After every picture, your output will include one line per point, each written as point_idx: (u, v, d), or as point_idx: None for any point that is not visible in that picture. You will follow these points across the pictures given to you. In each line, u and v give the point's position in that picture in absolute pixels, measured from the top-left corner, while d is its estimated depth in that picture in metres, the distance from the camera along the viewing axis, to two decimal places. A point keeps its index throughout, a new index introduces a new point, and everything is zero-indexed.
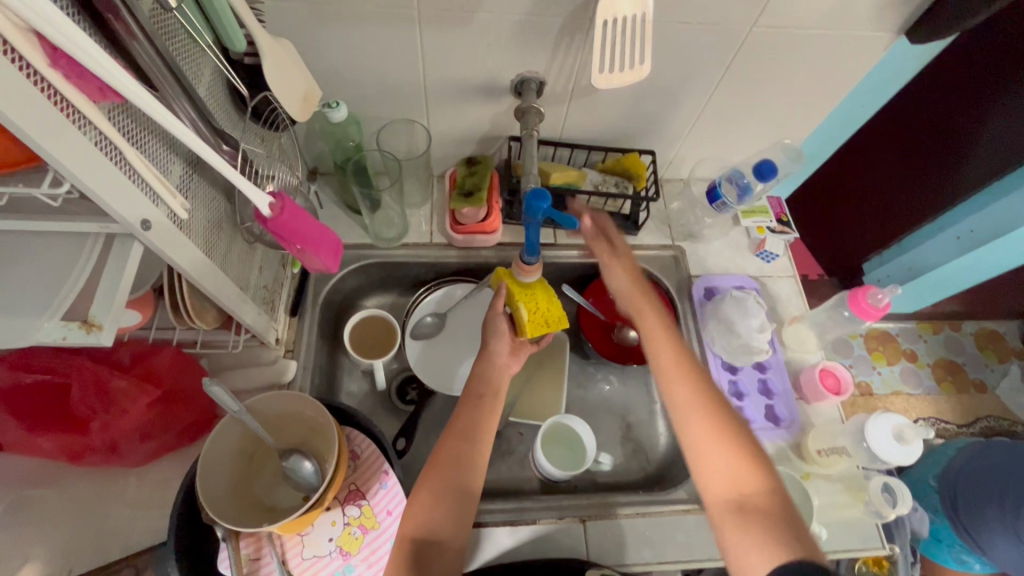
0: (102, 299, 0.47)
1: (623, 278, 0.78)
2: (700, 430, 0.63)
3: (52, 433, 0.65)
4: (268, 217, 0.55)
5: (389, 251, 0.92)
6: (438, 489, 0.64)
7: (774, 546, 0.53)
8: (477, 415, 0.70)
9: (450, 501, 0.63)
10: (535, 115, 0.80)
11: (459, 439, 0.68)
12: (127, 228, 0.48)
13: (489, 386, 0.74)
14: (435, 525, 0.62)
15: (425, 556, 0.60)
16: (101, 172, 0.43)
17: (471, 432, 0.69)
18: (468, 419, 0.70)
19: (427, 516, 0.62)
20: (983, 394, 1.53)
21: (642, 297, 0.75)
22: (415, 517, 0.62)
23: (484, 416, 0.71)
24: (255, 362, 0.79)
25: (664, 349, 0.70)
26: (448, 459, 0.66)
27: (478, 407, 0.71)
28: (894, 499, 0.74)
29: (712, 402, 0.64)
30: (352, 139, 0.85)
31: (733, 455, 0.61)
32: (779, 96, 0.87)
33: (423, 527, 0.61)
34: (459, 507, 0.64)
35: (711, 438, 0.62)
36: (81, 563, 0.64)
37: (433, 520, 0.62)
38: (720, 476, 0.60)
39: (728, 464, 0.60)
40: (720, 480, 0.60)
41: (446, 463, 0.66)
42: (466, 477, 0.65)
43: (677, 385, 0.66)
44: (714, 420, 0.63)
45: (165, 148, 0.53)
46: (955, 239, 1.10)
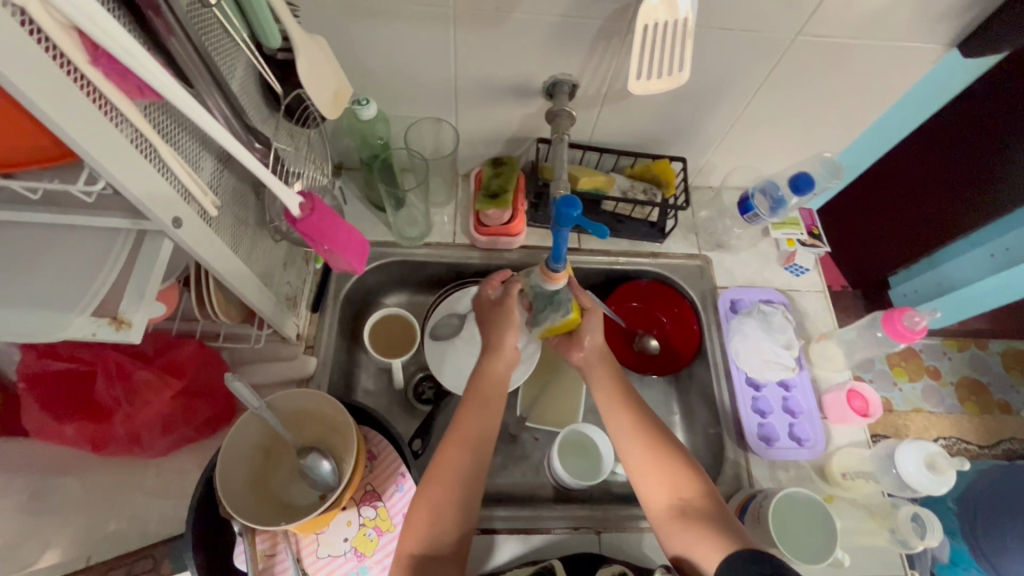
0: (132, 295, 0.48)
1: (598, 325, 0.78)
2: (636, 450, 0.68)
3: (75, 421, 0.65)
4: (298, 218, 0.55)
5: (411, 251, 0.91)
6: (439, 502, 0.62)
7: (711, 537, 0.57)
8: (485, 421, 0.69)
9: (451, 515, 0.62)
10: (567, 119, 0.78)
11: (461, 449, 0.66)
12: (158, 224, 0.48)
13: (494, 391, 0.72)
14: (439, 540, 0.61)
15: (430, 569, 0.59)
16: (134, 168, 0.43)
17: (476, 439, 0.67)
18: (468, 423, 0.68)
19: (430, 527, 0.61)
20: (1008, 416, 1.49)
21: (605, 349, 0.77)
22: (417, 530, 0.61)
23: (487, 424, 0.69)
24: (276, 357, 0.79)
25: (600, 376, 0.75)
26: (452, 468, 0.64)
27: (484, 413, 0.70)
28: (922, 530, 0.72)
29: (638, 418, 0.70)
30: (379, 137, 0.84)
31: (668, 464, 0.65)
32: (819, 106, 0.84)
33: (427, 542, 0.61)
34: (460, 518, 0.63)
35: (642, 452, 0.67)
36: (101, 550, 0.65)
37: (436, 535, 0.61)
38: (657, 486, 0.65)
39: (666, 474, 0.65)
40: (660, 489, 0.64)
41: (449, 474, 0.64)
42: (472, 487, 0.64)
43: (615, 414, 0.72)
44: (644, 437, 0.68)
45: (196, 143, 0.53)
46: (988, 256, 1.16)
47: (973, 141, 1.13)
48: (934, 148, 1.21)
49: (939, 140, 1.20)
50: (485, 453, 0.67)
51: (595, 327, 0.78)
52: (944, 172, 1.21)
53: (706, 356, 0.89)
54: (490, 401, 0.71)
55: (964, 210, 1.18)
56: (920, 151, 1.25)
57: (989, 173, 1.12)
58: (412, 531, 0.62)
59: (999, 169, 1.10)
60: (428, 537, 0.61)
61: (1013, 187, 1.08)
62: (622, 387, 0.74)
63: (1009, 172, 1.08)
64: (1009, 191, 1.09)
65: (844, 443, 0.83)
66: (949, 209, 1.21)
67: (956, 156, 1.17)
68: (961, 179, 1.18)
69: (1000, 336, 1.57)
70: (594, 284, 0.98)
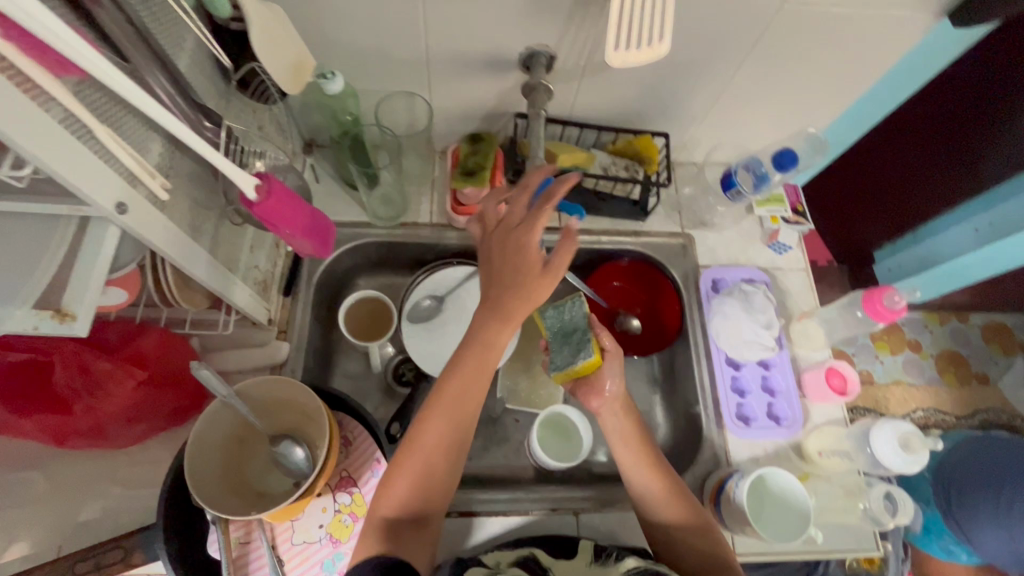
0: (76, 287, 0.45)
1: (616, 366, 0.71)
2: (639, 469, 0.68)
3: (33, 415, 0.63)
4: (255, 202, 0.52)
5: (387, 231, 0.89)
6: (424, 473, 0.60)
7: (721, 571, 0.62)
8: (470, 390, 0.62)
9: (427, 488, 0.60)
10: (545, 93, 0.75)
11: (444, 417, 0.61)
12: (101, 211, 0.45)
13: (491, 357, 0.63)
14: (412, 504, 0.59)
15: (401, 533, 0.58)
16: (68, 152, 0.40)
17: (457, 406, 0.62)
18: (457, 388, 0.62)
19: (413, 497, 0.59)
20: (985, 387, 1.52)
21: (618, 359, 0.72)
22: (398, 499, 0.59)
23: (471, 392, 0.62)
24: (247, 343, 0.77)
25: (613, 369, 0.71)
26: (440, 443, 0.61)
27: (470, 380, 0.62)
28: (894, 508, 0.75)
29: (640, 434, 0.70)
30: (348, 112, 0.81)
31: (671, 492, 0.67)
32: (804, 78, 0.81)
33: (407, 510, 0.59)
34: (433, 482, 0.60)
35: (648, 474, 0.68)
36: (72, 542, 0.64)
37: (411, 500, 0.59)
38: (665, 509, 0.67)
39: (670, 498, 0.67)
40: (667, 513, 0.67)
41: (432, 445, 0.60)
42: (454, 458, 0.62)
43: (625, 447, 0.69)
44: (648, 460, 0.69)
45: (144, 126, 0.50)
46: (973, 230, 1.17)
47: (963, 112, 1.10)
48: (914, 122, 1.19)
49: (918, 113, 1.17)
50: (468, 424, 0.62)
51: (616, 371, 0.71)
52: (931, 144, 1.18)
53: (688, 337, 0.88)
54: (485, 366, 0.63)
55: (956, 179, 1.18)
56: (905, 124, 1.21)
57: (980, 142, 1.11)
58: (389, 500, 0.59)
59: (992, 138, 1.09)
60: (408, 506, 0.59)
61: (1006, 156, 1.08)
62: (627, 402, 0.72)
63: (1002, 141, 1.08)
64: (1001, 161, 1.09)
65: (821, 421, 0.83)
66: (939, 180, 1.21)
67: (943, 128, 1.15)
68: (950, 149, 1.16)
69: (982, 309, 1.58)
70: (576, 264, 0.96)
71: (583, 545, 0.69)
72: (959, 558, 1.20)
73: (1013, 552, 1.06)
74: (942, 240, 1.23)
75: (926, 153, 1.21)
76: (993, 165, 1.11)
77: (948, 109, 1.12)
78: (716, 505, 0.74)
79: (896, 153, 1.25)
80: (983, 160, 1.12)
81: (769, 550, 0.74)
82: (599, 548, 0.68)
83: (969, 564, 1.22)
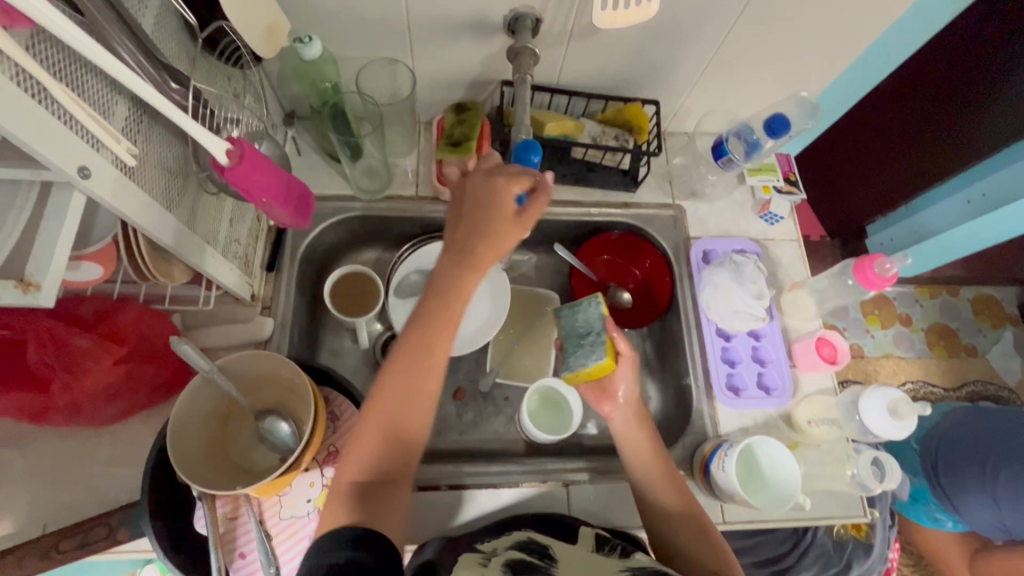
0: (40, 256, 0.43)
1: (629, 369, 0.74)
2: (645, 450, 0.70)
3: (8, 392, 0.61)
4: (226, 167, 0.50)
5: (372, 204, 0.87)
6: (390, 432, 0.57)
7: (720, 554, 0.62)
8: (433, 346, 0.59)
9: (394, 448, 0.57)
10: (529, 56, 0.73)
11: (404, 373, 0.58)
12: (63, 175, 0.42)
13: (454, 310, 0.60)
14: (381, 467, 0.57)
15: (374, 496, 0.55)
16: (21, 112, 0.37)
17: (416, 358, 0.58)
18: (416, 340, 0.59)
19: (381, 457, 0.57)
20: (974, 359, 1.54)
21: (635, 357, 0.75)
22: (366, 460, 0.56)
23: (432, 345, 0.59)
24: (231, 320, 0.76)
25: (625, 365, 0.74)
26: (403, 402, 0.57)
27: (430, 334, 0.59)
28: (881, 474, 0.75)
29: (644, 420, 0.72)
30: (328, 80, 0.78)
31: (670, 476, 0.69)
32: (797, 42, 0.79)
33: (376, 472, 0.56)
34: (399, 443, 0.57)
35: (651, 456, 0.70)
36: (56, 520, 0.63)
37: (379, 463, 0.56)
38: (668, 491, 0.68)
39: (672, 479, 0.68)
40: (669, 495, 0.67)
41: (396, 403, 0.57)
42: (417, 416, 0.58)
43: (643, 454, 0.70)
44: (652, 443, 0.71)
45: (107, 87, 0.47)
46: (965, 202, 1.18)
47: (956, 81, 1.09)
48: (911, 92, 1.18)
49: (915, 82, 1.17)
50: (429, 381, 0.58)
51: (630, 377, 0.74)
52: (921, 115, 1.18)
53: (678, 308, 0.87)
54: (449, 320, 0.59)
55: (945, 154, 1.16)
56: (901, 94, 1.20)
57: (969, 115, 1.10)
58: (357, 461, 0.57)
59: (982, 111, 1.07)
60: (377, 467, 0.56)
61: (994, 129, 1.06)
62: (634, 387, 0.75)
63: (989, 115, 1.06)
64: (990, 134, 1.07)
65: (811, 392, 0.83)
66: (929, 155, 1.19)
67: (933, 99, 1.14)
68: (938, 122, 1.15)
69: (972, 282, 1.58)
70: (566, 238, 0.94)
71: (585, 532, 0.67)
72: (945, 525, 1.23)
73: (998, 519, 1.07)
74: (930, 213, 1.25)
75: (915, 125, 1.20)
76: (982, 139, 1.09)
77: (939, 78, 1.11)
78: (705, 476, 0.74)
79: (887, 123, 1.25)
80: (970, 135, 1.11)
81: (758, 518, 0.75)
82: (603, 537, 0.65)
83: (955, 531, 1.24)
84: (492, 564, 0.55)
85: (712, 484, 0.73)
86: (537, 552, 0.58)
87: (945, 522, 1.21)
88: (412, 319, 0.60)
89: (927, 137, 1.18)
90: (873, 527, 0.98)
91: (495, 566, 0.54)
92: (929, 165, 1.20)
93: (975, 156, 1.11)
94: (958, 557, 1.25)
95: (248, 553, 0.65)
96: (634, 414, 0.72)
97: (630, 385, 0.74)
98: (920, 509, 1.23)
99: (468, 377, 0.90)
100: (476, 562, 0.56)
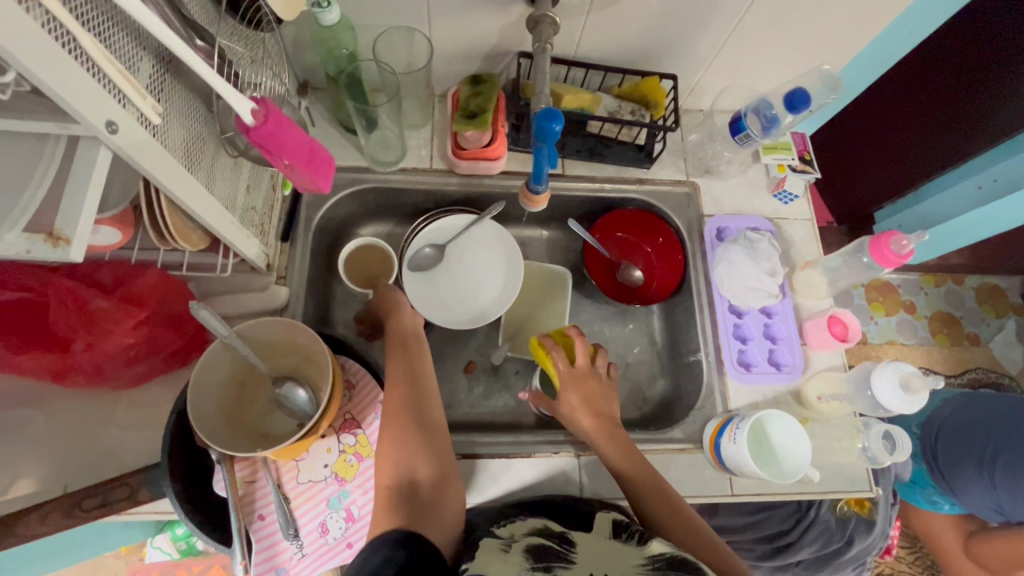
0: (68, 209, 0.43)
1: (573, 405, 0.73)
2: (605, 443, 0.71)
3: (33, 352, 0.62)
4: (251, 127, 0.50)
5: (386, 176, 0.86)
6: (403, 436, 0.62)
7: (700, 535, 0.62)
8: (415, 367, 0.68)
9: (412, 447, 0.62)
10: (550, 25, 0.73)
11: (401, 398, 0.65)
12: (90, 129, 0.42)
13: (412, 336, 0.72)
14: (410, 463, 0.61)
15: (417, 491, 0.59)
16: (54, 61, 0.37)
17: (413, 373, 0.68)
18: (400, 366, 0.68)
19: (402, 458, 0.61)
20: (976, 347, 1.55)
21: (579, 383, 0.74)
22: (387, 463, 0.61)
23: (415, 359, 0.69)
24: (246, 288, 0.76)
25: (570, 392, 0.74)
26: (404, 406, 0.64)
27: (410, 357, 0.69)
28: (892, 446, 0.75)
29: (599, 416, 0.72)
30: (344, 47, 0.77)
31: (627, 453, 0.70)
32: (819, 16, 0.78)
33: (404, 473, 0.60)
34: (419, 439, 0.62)
35: (611, 444, 0.70)
36: (76, 480, 0.64)
37: (405, 460, 0.61)
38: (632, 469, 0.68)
39: (635, 458, 0.69)
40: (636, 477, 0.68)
41: (402, 412, 0.64)
42: (424, 413, 0.64)
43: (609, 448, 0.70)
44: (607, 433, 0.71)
45: (132, 42, 0.46)
46: (976, 187, 1.15)
47: (979, 55, 1.08)
48: (934, 67, 1.17)
49: (939, 55, 1.15)
50: (425, 398, 0.66)
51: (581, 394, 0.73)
52: (938, 97, 1.17)
53: (690, 286, 0.88)
54: (411, 347, 0.71)
55: (959, 136, 1.14)
56: (924, 68, 1.19)
57: (985, 97, 1.08)
58: (385, 466, 0.61)
59: (999, 93, 1.06)
60: (406, 468, 0.60)
61: (1010, 114, 1.04)
62: (587, 391, 0.74)
63: (1005, 96, 1.04)
64: (1005, 118, 1.05)
65: (820, 369, 0.84)
66: (943, 137, 1.18)
67: (951, 80, 1.14)
68: (954, 105, 1.14)
69: (978, 271, 1.58)
70: (578, 213, 0.95)
71: (602, 517, 0.66)
72: (942, 508, 1.24)
73: (995, 501, 1.09)
74: (936, 200, 1.23)
75: (930, 106, 1.19)
76: (997, 122, 1.07)
77: (959, 59, 1.11)
78: (716, 450, 0.74)
79: (905, 104, 1.24)
80: (986, 117, 1.09)
81: (766, 490, 0.76)
82: (621, 524, 0.63)
83: (951, 514, 1.26)
84: (514, 549, 0.55)
85: (723, 460, 0.73)
86: (557, 537, 0.59)
87: (942, 504, 1.23)
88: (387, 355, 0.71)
89: (943, 116, 1.17)
90: (876, 504, 1.00)
91: (517, 552, 0.55)
92: (941, 148, 1.19)
93: (991, 137, 1.08)
94: (952, 539, 1.27)
95: (267, 515, 0.66)
96: (595, 436, 0.72)
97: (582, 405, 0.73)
98: (918, 492, 1.25)
99: (479, 350, 0.90)
100: (497, 547, 0.56)
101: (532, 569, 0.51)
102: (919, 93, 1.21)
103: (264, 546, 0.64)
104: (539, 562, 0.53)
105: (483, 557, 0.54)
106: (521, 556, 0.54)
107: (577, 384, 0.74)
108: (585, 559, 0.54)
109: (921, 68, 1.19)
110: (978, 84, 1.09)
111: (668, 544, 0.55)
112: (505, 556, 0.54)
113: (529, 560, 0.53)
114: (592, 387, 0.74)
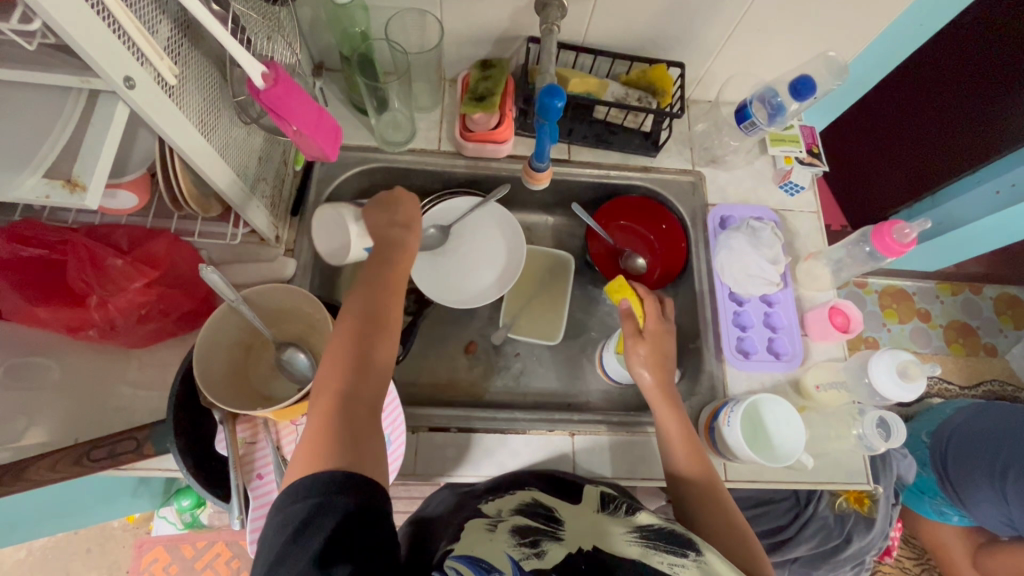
0: (86, 161, 0.45)
1: (647, 377, 0.74)
2: (667, 414, 0.72)
3: (52, 307, 0.65)
4: (261, 89, 0.52)
5: (394, 156, 0.88)
6: (357, 354, 0.56)
7: (731, 524, 0.63)
8: (379, 297, 0.60)
9: (365, 366, 0.56)
10: (556, 7, 0.74)
11: (360, 316, 0.58)
12: (110, 85, 0.44)
13: (395, 266, 0.64)
14: (357, 381, 0.55)
15: (360, 413, 0.53)
16: (80, 19, 0.39)
17: (378, 297, 0.60)
18: (367, 291, 0.61)
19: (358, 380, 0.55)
20: (992, 358, 1.52)
21: (658, 354, 0.75)
22: (337, 378, 0.55)
23: (390, 286, 0.62)
24: (255, 258, 0.78)
25: (638, 360, 0.75)
26: (361, 325, 0.58)
27: (380, 284, 0.62)
28: (886, 433, 0.74)
29: (665, 392, 0.73)
30: (357, 26, 0.79)
31: (685, 439, 0.70)
32: (828, 6, 0.78)
33: (352, 389, 0.54)
34: (369, 360, 0.56)
35: (672, 421, 0.71)
36: (86, 433, 0.67)
37: (355, 378, 0.54)
38: (683, 451, 0.69)
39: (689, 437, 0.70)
40: (685, 457, 0.69)
41: (358, 327, 0.58)
42: (382, 337, 0.58)
43: (668, 418, 0.71)
44: (670, 408, 0.72)
45: (153, 5, 0.48)
46: (994, 192, 1.12)
47: (973, 69, 1.10)
48: (930, 78, 1.19)
49: (935, 66, 1.17)
50: (391, 334, 0.59)
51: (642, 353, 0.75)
52: (939, 100, 1.19)
53: (692, 271, 0.88)
54: (388, 275, 0.63)
55: (960, 146, 1.17)
56: (921, 78, 1.21)
57: (982, 110, 1.11)
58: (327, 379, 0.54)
59: (995, 106, 1.08)
60: (354, 388, 0.54)
61: (1004, 128, 1.07)
62: (661, 360, 0.75)
63: (1000, 111, 1.08)
64: (1004, 132, 1.07)
65: (822, 360, 0.84)
66: (948, 144, 1.19)
67: (956, 83, 1.14)
68: (953, 113, 1.17)
69: (996, 281, 1.55)
70: (584, 199, 0.95)
71: (590, 490, 0.67)
72: (950, 518, 1.22)
73: (1006, 515, 1.06)
74: (957, 202, 1.20)
75: (931, 116, 1.21)
76: (991, 134, 1.10)
77: (959, 62, 1.12)
78: (709, 432, 0.75)
79: (907, 111, 1.26)
80: (982, 129, 1.12)
81: (760, 477, 0.76)
82: (608, 496, 0.65)
83: (959, 525, 1.23)
84: (500, 528, 0.54)
85: (717, 442, 0.73)
86: (544, 517, 0.58)
87: (951, 515, 1.20)
88: (360, 272, 0.64)
89: (945, 125, 1.19)
90: (876, 503, 0.98)
91: (503, 531, 0.53)
92: (942, 156, 1.21)
93: (990, 150, 1.11)
94: (959, 552, 1.24)
95: (265, 475, 0.68)
96: (653, 396, 0.73)
97: (638, 370, 0.74)
98: (925, 501, 1.23)
99: (480, 331, 0.91)
100: (482, 527, 0.55)
101: (519, 544, 0.50)
102: (920, 102, 1.23)
103: (261, 503, 0.66)
104: (525, 539, 0.52)
105: (468, 537, 0.53)
106: (505, 534, 0.53)
107: (654, 337, 0.76)
108: (571, 536, 0.53)
109: (920, 77, 1.21)
110: (977, 96, 1.11)
111: (655, 516, 0.57)
112: (491, 535, 0.53)
113: (516, 537, 0.52)
114: (664, 341, 0.76)
